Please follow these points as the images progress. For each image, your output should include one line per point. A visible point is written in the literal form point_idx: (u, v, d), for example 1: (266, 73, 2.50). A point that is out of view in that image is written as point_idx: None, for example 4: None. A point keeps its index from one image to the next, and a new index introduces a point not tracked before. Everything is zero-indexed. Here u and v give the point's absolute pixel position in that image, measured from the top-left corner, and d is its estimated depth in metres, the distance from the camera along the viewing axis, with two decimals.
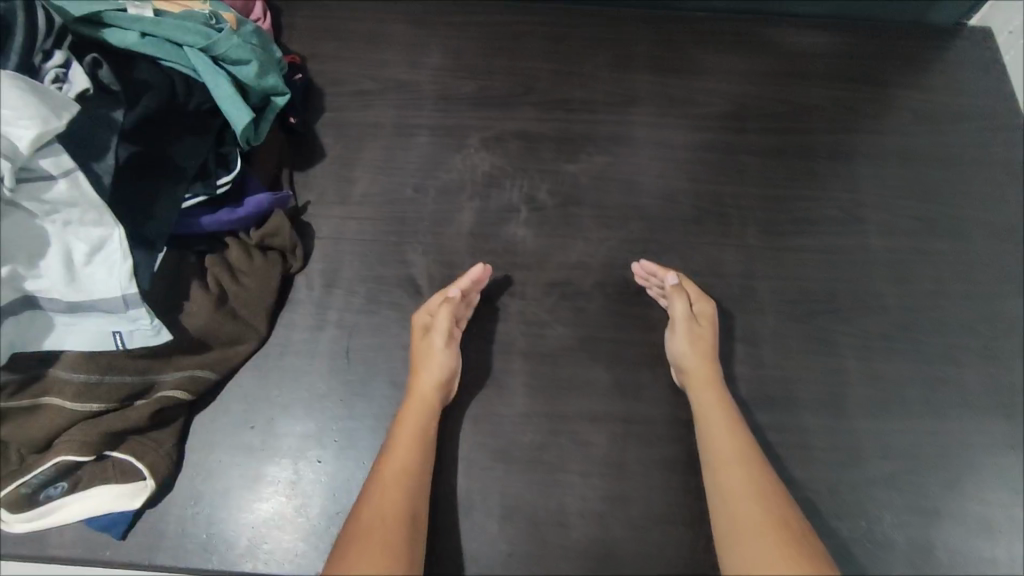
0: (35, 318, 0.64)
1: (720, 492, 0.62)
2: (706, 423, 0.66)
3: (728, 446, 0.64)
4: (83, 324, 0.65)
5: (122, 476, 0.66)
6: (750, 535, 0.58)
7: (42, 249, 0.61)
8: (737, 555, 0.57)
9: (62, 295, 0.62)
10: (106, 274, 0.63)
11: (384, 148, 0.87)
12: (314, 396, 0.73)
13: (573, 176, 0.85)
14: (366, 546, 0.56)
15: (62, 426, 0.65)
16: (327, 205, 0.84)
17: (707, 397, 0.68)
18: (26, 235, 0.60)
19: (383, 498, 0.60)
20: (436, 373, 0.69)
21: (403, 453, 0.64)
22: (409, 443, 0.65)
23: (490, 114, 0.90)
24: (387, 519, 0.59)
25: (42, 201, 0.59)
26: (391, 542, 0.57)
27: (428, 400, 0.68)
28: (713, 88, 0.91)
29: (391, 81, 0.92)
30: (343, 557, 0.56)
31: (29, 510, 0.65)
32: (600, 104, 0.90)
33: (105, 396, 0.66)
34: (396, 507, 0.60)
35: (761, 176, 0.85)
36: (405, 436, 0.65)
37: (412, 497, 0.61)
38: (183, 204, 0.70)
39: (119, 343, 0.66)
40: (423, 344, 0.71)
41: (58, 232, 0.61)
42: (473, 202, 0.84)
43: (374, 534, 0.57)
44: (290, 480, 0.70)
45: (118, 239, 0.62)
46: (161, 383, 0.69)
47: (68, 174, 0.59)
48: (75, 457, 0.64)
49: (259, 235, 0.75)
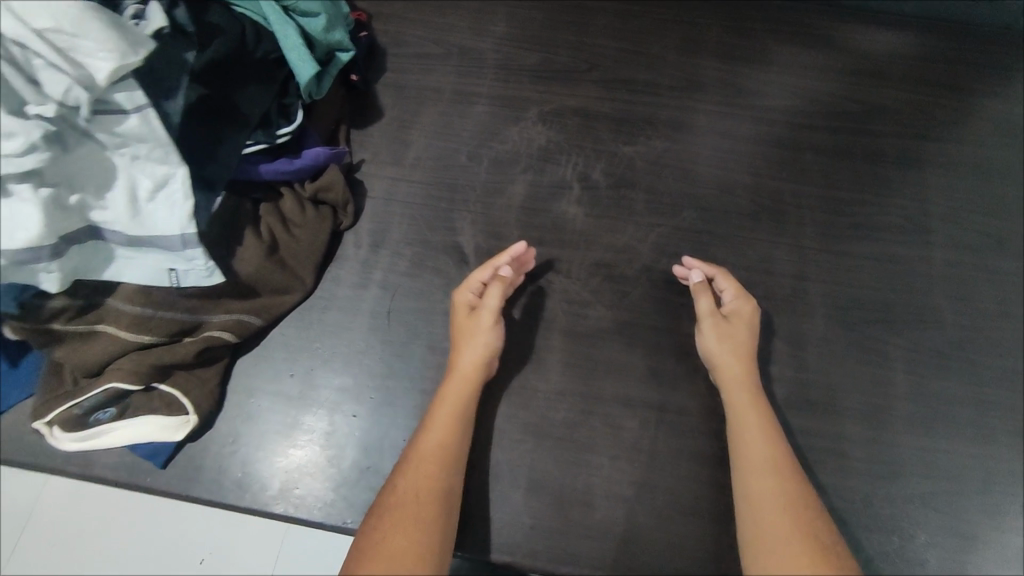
0: (98, 250, 0.66)
1: (746, 494, 0.61)
2: (742, 426, 0.65)
3: (764, 451, 0.63)
4: (142, 262, 0.67)
5: (167, 408, 0.68)
6: (776, 540, 0.57)
7: (109, 179, 0.63)
8: (760, 557, 0.56)
9: (124, 228, 0.64)
10: (167, 211, 0.64)
11: (441, 114, 0.87)
12: (354, 352, 0.74)
13: (629, 158, 0.84)
14: (396, 520, 0.57)
15: (116, 353, 0.68)
16: (381, 165, 0.84)
17: (742, 400, 0.66)
18: (97, 164, 0.62)
19: (415, 475, 0.61)
20: (478, 351, 0.69)
21: (440, 424, 0.64)
22: (447, 416, 0.65)
23: (551, 88, 0.88)
24: (419, 495, 0.60)
25: (114, 133, 0.61)
26: (421, 511, 0.58)
27: (469, 377, 0.68)
28: (783, 81, 0.88)
29: (454, 47, 0.91)
30: (375, 519, 0.58)
31: (78, 432, 0.68)
32: (664, 87, 0.88)
33: (157, 329, 0.68)
34: (431, 487, 0.60)
35: (824, 176, 0.83)
36: (445, 414, 0.65)
37: (447, 476, 0.62)
38: (244, 151, 0.71)
39: (172, 281, 0.68)
40: (470, 320, 0.70)
41: (128, 165, 0.63)
42: (526, 175, 0.83)
43: (409, 512, 0.58)
44: (325, 430, 0.72)
45: (180, 179, 0.64)
46: (208, 323, 0.71)
47: (139, 110, 0.60)
48: (125, 383, 0.66)
49: (313, 188, 0.76)
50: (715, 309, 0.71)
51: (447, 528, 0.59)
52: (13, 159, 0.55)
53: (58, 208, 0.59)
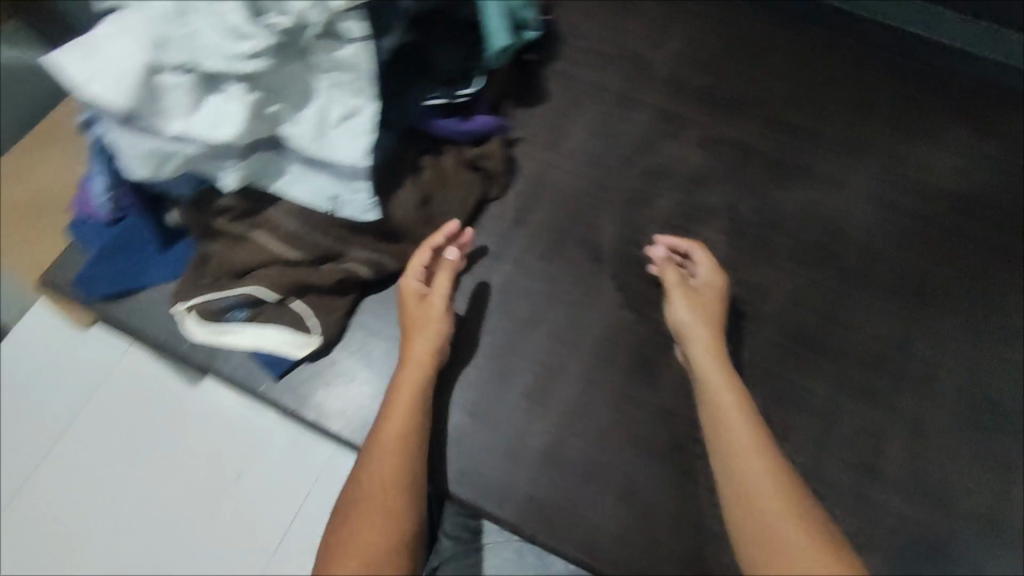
0: (274, 163, 0.68)
1: (737, 501, 0.59)
2: (717, 430, 0.64)
3: (757, 459, 0.60)
4: (308, 184, 0.69)
5: (296, 324, 0.71)
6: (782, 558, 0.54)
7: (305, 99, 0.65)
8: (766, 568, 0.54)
9: (304, 147, 0.65)
10: (348, 141, 0.66)
11: (604, 113, 0.88)
12: (477, 318, 0.75)
13: (781, 201, 0.83)
14: (360, 512, 0.58)
15: (263, 261, 0.71)
16: (537, 147, 0.85)
17: (714, 381, 0.66)
18: (300, 83, 0.64)
19: (380, 465, 0.61)
20: (431, 341, 0.68)
21: (398, 410, 0.64)
22: (405, 402, 0.65)
23: (716, 114, 0.88)
24: (383, 486, 0.60)
25: (328, 58, 0.63)
26: (382, 501, 0.59)
27: (423, 363, 0.67)
28: (954, 164, 0.85)
29: (629, 51, 0.92)
30: (345, 510, 0.59)
31: (211, 325, 0.71)
32: (830, 141, 0.87)
33: (306, 249, 0.71)
34: (394, 477, 0.61)
35: (978, 268, 0.80)
36: (401, 404, 0.65)
37: (411, 466, 0.62)
38: (424, 103, 0.73)
39: (332, 209, 0.70)
40: (410, 297, 0.70)
41: (326, 90, 0.65)
42: (675, 193, 0.83)
43: (373, 503, 0.59)
44: (435, 385, 0.72)
45: (369, 114, 0.66)
46: (350, 255, 0.73)
47: (358, 41, 0.63)
48: (264, 291, 0.70)
49: (474, 153, 0.78)
50: (680, 279, 0.74)
51: (410, 520, 0.59)
52: (239, 57, 0.59)
53: (256, 111, 0.62)
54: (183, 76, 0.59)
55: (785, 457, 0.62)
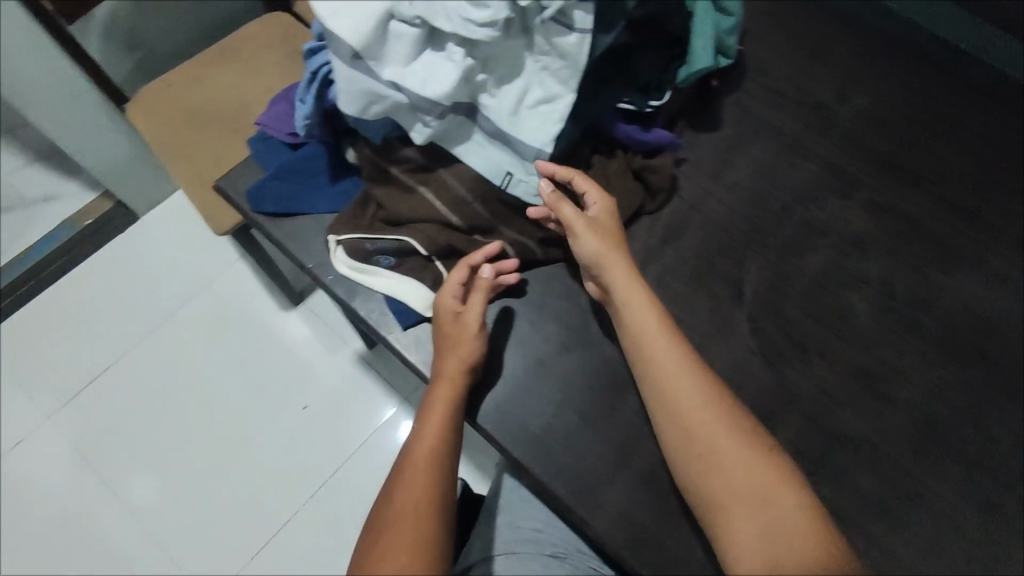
0: (461, 128, 0.71)
1: (698, 469, 0.59)
2: (657, 376, 0.63)
3: (713, 433, 0.59)
4: (488, 156, 0.71)
5: (434, 283, 0.74)
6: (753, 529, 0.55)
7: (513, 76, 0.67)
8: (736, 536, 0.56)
9: (497, 119, 0.68)
10: (538, 125, 0.68)
11: (773, 155, 0.86)
12: (605, 322, 0.75)
13: (940, 287, 0.79)
14: (393, 531, 0.60)
15: (423, 217, 0.73)
16: (700, 173, 0.84)
17: (640, 321, 0.65)
18: (511, 59, 0.66)
19: (412, 485, 0.63)
20: (460, 361, 0.69)
21: (429, 431, 0.66)
22: (436, 423, 0.66)
23: (889, 183, 0.85)
24: (417, 506, 0.61)
25: (548, 42, 0.65)
26: (416, 520, 0.60)
27: (453, 382, 0.68)
28: None
29: (812, 99, 0.90)
30: (376, 531, 0.61)
31: (357, 263, 0.74)
32: (1009, 240, 0.81)
33: (465, 216, 0.73)
34: (425, 497, 0.62)
35: None
36: (432, 425, 0.66)
37: (442, 484, 0.63)
38: (618, 106, 0.75)
39: (504, 183, 0.72)
40: (454, 321, 0.70)
41: (532, 72, 0.67)
42: (829, 251, 0.80)
43: (405, 523, 0.60)
44: (551, 377, 0.73)
45: (566, 104, 0.67)
46: (501, 232, 0.75)
47: (582, 31, 0.64)
48: (417, 245, 0.73)
49: (643, 164, 0.78)
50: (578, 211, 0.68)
51: (444, 539, 0.61)
52: (472, 22, 0.61)
53: (467, 77, 0.65)
54: (413, 29, 0.61)
55: (760, 432, 0.60)
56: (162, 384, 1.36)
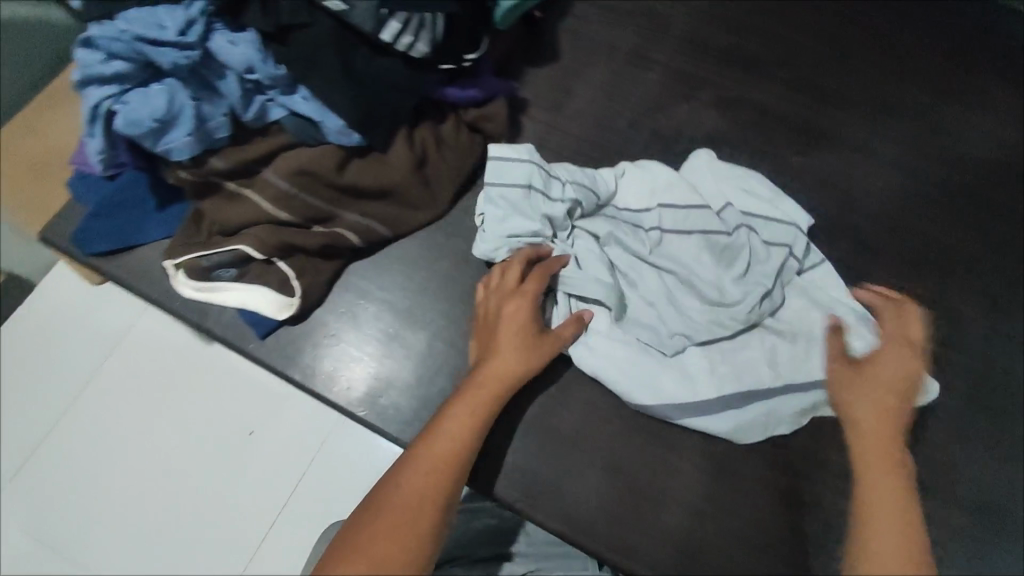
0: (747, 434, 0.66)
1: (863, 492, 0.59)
2: (863, 437, 0.61)
3: (884, 474, 0.59)
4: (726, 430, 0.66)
5: (280, 286, 0.70)
6: (887, 545, 0.55)
7: (336, 62, 0.63)
8: (865, 552, 0.55)
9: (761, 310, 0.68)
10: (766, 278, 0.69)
11: (613, 73, 0.83)
12: (467, 284, 0.74)
13: (796, 170, 0.78)
14: (388, 523, 0.55)
15: (252, 220, 0.70)
16: (540, 108, 0.81)
17: (883, 385, 0.62)
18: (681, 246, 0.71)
19: (419, 478, 0.57)
20: (521, 366, 0.63)
21: (456, 422, 0.60)
22: (464, 415, 0.61)
23: (733, 74, 0.82)
24: (421, 505, 0.56)
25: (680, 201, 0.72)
26: (416, 521, 0.55)
27: (496, 383, 0.62)
28: (989, 133, 0.79)
29: (644, 6, 0.86)
30: (368, 514, 0.56)
31: (200, 282, 0.70)
32: (855, 106, 0.80)
33: (295, 210, 0.70)
34: (433, 496, 0.57)
35: (1004, 247, 0.75)
36: (459, 419, 0.61)
37: (454, 487, 0.58)
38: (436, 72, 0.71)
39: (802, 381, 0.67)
40: (536, 342, 0.64)
41: (705, 245, 0.70)
42: (683, 158, 0.79)
43: (402, 520, 0.55)
44: (421, 350, 0.71)
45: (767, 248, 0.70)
46: (340, 219, 0.72)
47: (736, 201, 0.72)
48: (252, 251, 0.69)
49: (475, 115, 0.75)
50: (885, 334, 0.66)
51: (431, 543, 0.55)
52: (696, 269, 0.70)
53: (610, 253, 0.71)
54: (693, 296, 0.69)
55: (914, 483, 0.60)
56: (67, 438, 1.22)
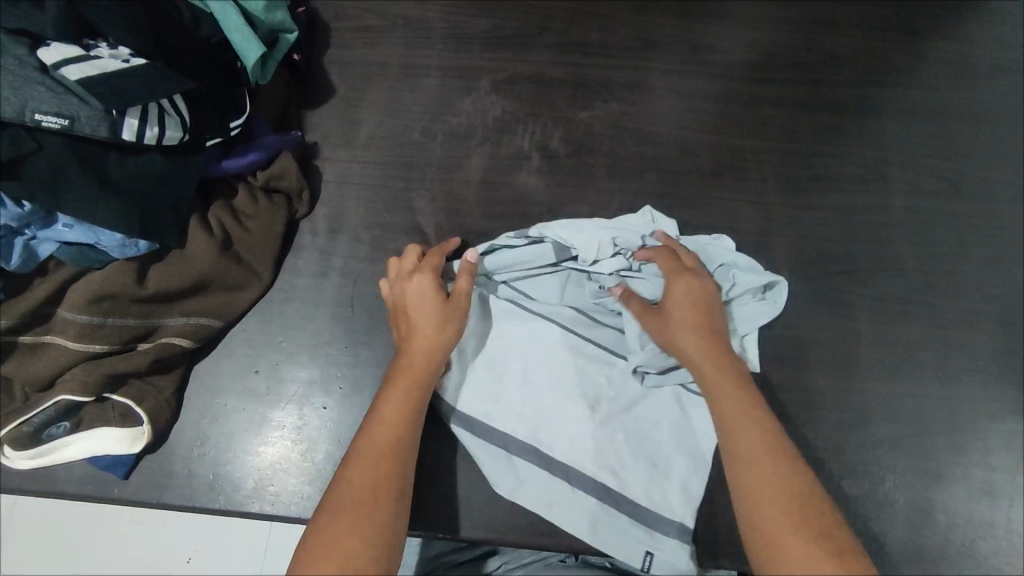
0: (641, 478, 0.65)
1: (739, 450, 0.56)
2: (711, 374, 0.60)
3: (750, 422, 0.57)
4: (624, 476, 0.65)
5: (122, 419, 0.66)
6: (779, 518, 0.51)
7: (85, 177, 0.60)
8: (756, 517, 0.52)
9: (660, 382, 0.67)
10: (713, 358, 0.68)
11: (391, 90, 0.83)
12: (318, 343, 0.72)
13: (588, 124, 0.82)
14: (344, 522, 0.51)
15: (66, 365, 0.65)
16: (332, 147, 0.80)
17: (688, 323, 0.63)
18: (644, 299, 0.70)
19: (365, 467, 0.55)
20: (433, 336, 0.62)
21: (396, 396, 0.59)
22: (404, 389, 0.60)
23: (504, 56, 0.84)
24: (372, 492, 0.53)
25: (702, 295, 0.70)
26: (370, 505, 0.52)
27: (425, 355, 0.62)
28: (740, 36, 0.85)
29: (398, 16, 0.85)
30: (325, 520, 0.51)
31: (32, 447, 0.65)
32: (620, 48, 0.85)
33: (108, 337, 0.65)
34: (382, 480, 0.54)
35: (785, 131, 0.81)
36: (395, 408, 0.59)
37: (402, 462, 0.56)
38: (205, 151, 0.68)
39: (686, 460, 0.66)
40: (445, 307, 0.64)
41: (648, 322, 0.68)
42: (483, 148, 0.81)
43: (364, 513, 0.52)
44: (296, 424, 0.70)
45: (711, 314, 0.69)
46: (164, 328, 0.68)
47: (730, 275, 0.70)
48: (73, 396, 0.64)
49: (264, 177, 0.73)
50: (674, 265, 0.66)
51: (399, 525, 0.53)
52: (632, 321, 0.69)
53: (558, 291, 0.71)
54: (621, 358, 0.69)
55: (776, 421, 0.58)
56: None
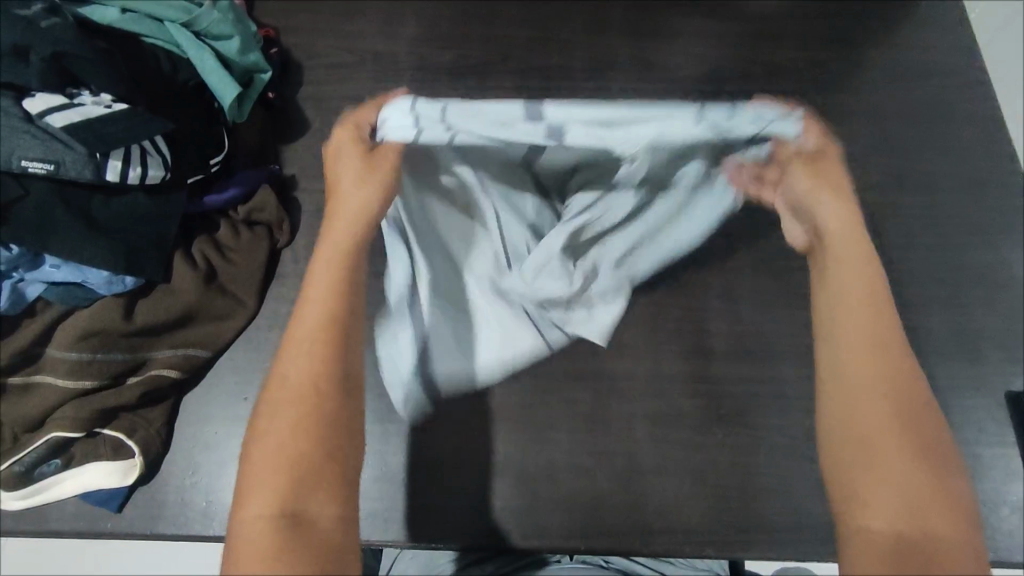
0: (494, 376, 0.72)
1: (845, 385, 0.57)
2: (851, 305, 0.60)
3: (869, 373, 0.57)
4: (478, 371, 0.72)
5: (114, 452, 0.67)
6: (886, 452, 0.53)
7: (70, 219, 0.62)
8: (853, 442, 0.55)
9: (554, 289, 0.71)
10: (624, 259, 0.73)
11: None
12: None
13: None
14: (289, 428, 0.53)
15: (57, 403, 0.66)
16: (310, 178, 0.83)
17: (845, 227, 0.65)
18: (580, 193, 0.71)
19: (297, 368, 0.56)
20: (348, 230, 0.64)
21: (317, 301, 0.59)
22: (326, 290, 0.60)
23: (470, 83, 0.89)
24: (302, 398, 0.55)
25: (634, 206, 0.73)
26: (305, 402, 0.54)
27: (342, 254, 0.63)
28: (689, 53, 0.90)
29: (367, 52, 0.89)
30: (263, 420, 0.54)
31: (24, 487, 0.66)
32: (580, 71, 0.89)
33: (98, 372, 0.66)
34: (313, 381, 0.55)
35: None
36: (319, 305, 0.59)
37: (335, 360, 0.57)
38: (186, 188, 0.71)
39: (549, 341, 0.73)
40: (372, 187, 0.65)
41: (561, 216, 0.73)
42: None
43: (298, 416, 0.54)
44: None
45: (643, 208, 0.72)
46: (153, 360, 0.70)
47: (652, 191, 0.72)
48: (65, 433, 0.65)
49: (246, 211, 0.76)
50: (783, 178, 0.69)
51: (345, 415, 0.55)
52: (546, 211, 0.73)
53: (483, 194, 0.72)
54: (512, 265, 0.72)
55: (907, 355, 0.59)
56: None
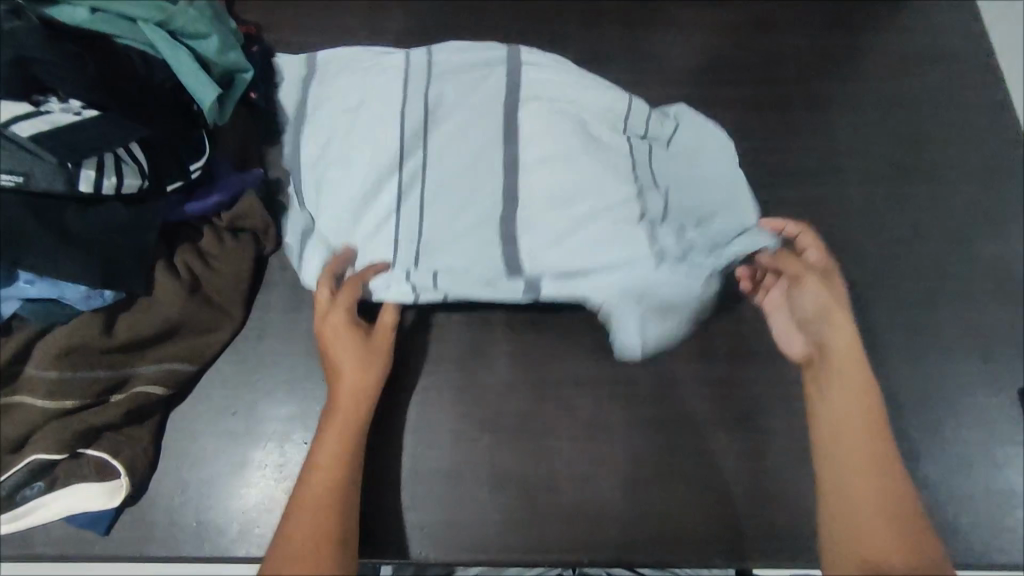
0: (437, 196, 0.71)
1: (833, 447, 0.61)
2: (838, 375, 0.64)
3: (848, 436, 0.61)
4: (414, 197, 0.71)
5: (99, 473, 0.64)
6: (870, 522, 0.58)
7: (45, 233, 0.59)
8: (841, 509, 0.59)
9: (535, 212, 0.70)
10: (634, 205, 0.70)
11: None
12: (295, 379, 0.72)
13: None
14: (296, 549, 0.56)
15: (38, 423, 0.63)
16: None
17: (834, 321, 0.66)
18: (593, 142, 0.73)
19: (309, 491, 0.59)
20: (355, 377, 0.64)
21: (333, 430, 0.62)
22: (342, 421, 0.63)
23: None
24: (319, 517, 0.58)
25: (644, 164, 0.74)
26: (321, 525, 0.57)
27: (359, 392, 0.64)
28: (687, 43, 0.87)
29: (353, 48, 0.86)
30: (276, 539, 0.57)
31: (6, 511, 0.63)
32: (574, 64, 0.86)
33: (79, 391, 0.64)
34: (326, 507, 0.59)
35: (739, 131, 0.83)
36: (337, 436, 0.62)
37: (345, 483, 0.60)
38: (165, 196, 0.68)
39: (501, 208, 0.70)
40: (355, 342, 0.66)
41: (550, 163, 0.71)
42: None
43: (307, 538, 0.56)
44: (277, 463, 0.69)
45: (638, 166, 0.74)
46: (137, 376, 0.67)
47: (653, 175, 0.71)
48: (47, 455, 0.62)
49: (229, 218, 0.73)
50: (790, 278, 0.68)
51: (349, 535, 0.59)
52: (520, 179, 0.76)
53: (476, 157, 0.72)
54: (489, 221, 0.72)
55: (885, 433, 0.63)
56: None
